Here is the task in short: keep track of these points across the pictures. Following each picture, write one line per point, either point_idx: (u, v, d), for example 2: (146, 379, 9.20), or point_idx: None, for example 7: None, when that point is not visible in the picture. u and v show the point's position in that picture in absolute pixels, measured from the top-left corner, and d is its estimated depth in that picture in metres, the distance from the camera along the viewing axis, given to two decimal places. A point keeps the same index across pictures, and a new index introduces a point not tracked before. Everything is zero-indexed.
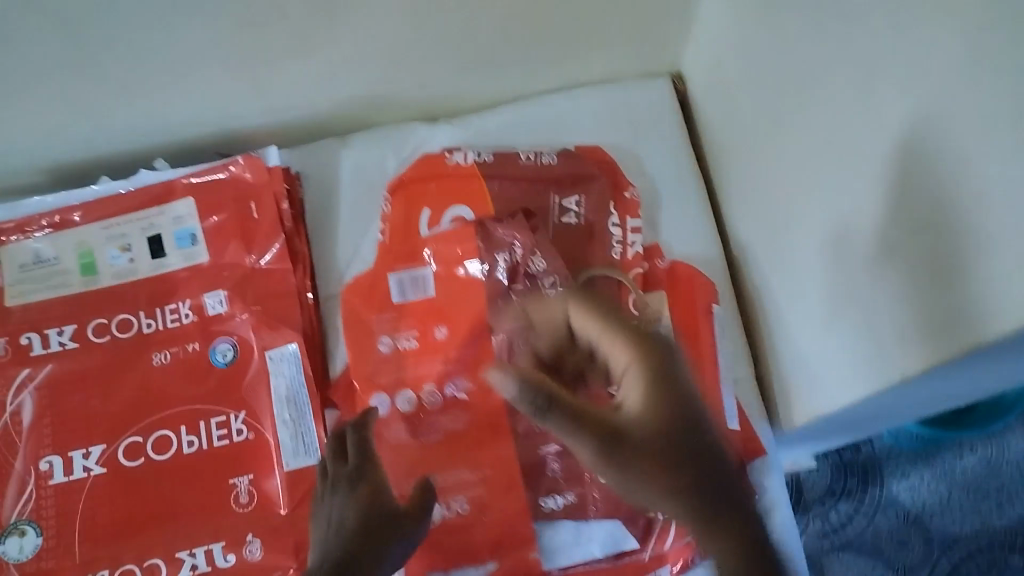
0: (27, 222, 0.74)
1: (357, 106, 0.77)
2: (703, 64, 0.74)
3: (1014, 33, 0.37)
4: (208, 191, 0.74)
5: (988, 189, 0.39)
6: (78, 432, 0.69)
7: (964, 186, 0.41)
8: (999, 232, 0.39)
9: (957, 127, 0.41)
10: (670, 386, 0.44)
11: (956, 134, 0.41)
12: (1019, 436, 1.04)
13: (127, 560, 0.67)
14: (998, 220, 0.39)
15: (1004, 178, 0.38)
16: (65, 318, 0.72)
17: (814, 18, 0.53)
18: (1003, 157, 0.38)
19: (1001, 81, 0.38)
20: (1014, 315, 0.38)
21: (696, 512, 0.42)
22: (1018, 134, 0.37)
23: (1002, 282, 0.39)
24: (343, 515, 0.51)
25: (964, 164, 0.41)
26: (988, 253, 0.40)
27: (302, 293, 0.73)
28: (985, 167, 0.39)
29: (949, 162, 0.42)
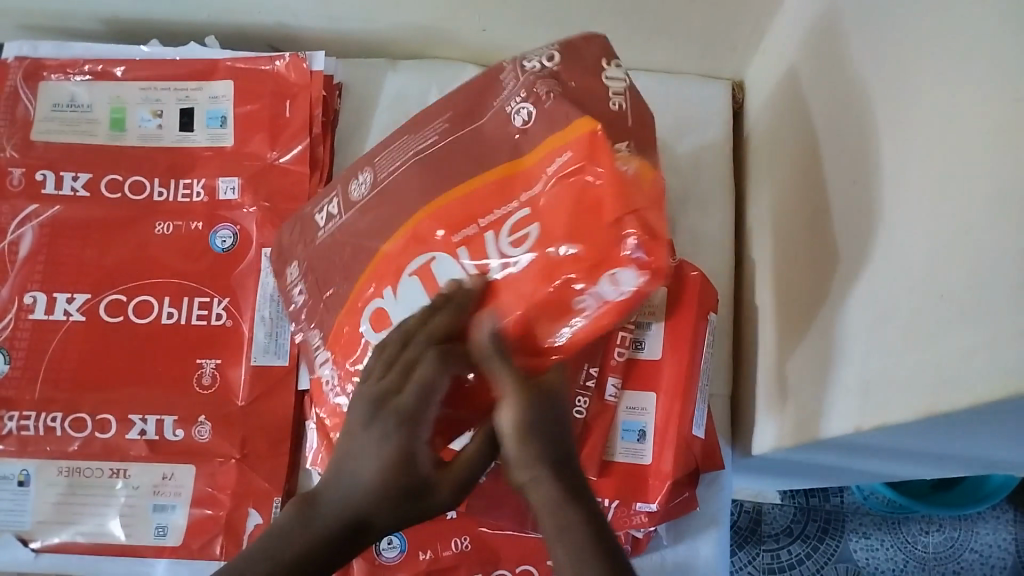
0: (70, 63, 0.75)
1: (413, 33, 0.76)
2: (764, 78, 0.72)
3: (1011, 117, 0.35)
4: (248, 80, 0.75)
5: (954, 269, 0.38)
6: (67, 278, 0.71)
7: (939, 256, 0.39)
8: (954, 308, 0.37)
9: (947, 196, 0.39)
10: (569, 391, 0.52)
11: (944, 203, 0.40)
12: (993, 527, 1.02)
13: (80, 408, 0.69)
14: (956, 302, 0.37)
15: (968, 262, 0.36)
16: (82, 166, 0.73)
17: (871, 59, 0.51)
18: (971, 241, 0.36)
19: (990, 161, 0.36)
20: (941, 401, 0.37)
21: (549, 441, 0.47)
22: (988, 222, 0.35)
23: (944, 363, 0.37)
24: (367, 463, 0.50)
25: (942, 238, 0.39)
26: (941, 330, 0.38)
27: (312, 201, 0.74)
28: (959, 242, 0.37)
29: (932, 234, 0.40)
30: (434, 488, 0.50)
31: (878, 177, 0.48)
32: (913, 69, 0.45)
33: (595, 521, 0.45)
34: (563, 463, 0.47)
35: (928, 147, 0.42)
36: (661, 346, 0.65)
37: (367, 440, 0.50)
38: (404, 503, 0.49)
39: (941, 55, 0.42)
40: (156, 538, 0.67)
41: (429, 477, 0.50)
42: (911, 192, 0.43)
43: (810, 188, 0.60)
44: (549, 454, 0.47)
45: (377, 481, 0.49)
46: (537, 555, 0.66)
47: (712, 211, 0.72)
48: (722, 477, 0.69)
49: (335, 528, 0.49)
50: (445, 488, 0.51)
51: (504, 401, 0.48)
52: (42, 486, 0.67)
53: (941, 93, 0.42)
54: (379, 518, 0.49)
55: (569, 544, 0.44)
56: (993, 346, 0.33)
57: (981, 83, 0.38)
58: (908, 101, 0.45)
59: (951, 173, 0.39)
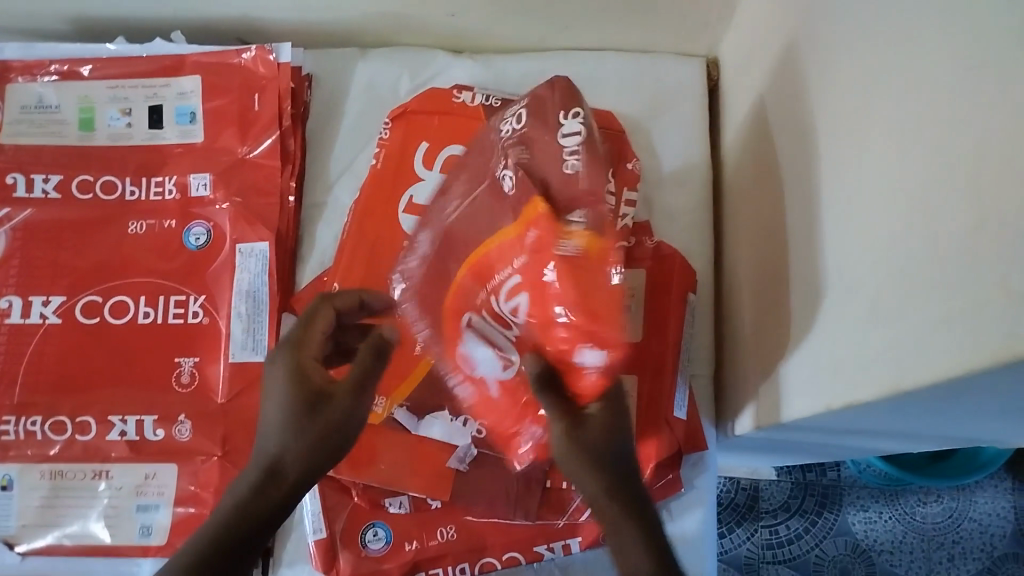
0: (36, 64, 0.74)
1: (381, 21, 0.75)
2: (737, 54, 0.71)
3: (970, 94, 0.34)
4: (215, 74, 0.74)
5: (919, 247, 0.37)
6: (41, 281, 0.71)
7: (899, 233, 0.39)
8: (915, 286, 0.38)
9: (909, 173, 0.39)
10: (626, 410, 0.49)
11: (900, 180, 0.40)
12: (991, 496, 1.02)
13: (60, 411, 0.68)
14: (923, 281, 0.37)
15: (932, 239, 0.36)
16: (53, 168, 0.73)
17: (835, 34, 0.51)
18: (935, 218, 0.36)
19: (951, 137, 0.35)
20: (912, 376, 0.37)
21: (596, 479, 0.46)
22: (950, 199, 0.35)
23: (914, 341, 0.37)
24: (273, 390, 0.47)
25: (907, 214, 0.39)
26: (910, 308, 0.38)
27: (285, 194, 0.73)
28: (920, 220, 0.37)
29: (897, 211, 0.40)
30: (327, 399, 0.46)
31: (842, 157, 0.48)
32: (873, 43, 0.45)
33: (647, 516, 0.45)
34: (622, 474, 0.46)
35: (886, 123, 0.42)
36: (640, 327, 0.66)
37: (271, 374, 0.48)
38: (304, 417, 0.45)
39: (898, 29, 0.42)
40: (141, 538, 0.67)
41: (318, 390, 0.47)
42: (872, 170, 0.43)
43: (780, 167, 0.60)
44: (602, 467, 0.46)
45: (286, 403, 0.46)
46: (524, 540, 0.65)
47: (688, 191, 0.72)
48: (707, 457, 0.68)
49: (256, 478, 0.44)
50: (341, 393, 0.47)
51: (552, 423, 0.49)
52: (25, 490, 0.67)
53: (898, 67, 0.41)
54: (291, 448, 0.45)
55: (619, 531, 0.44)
56: (964, 322, 0.33)
57: (934, 56, 0.37)
58: (868, 76, 0.45)
59: (908, 149, 0.39)
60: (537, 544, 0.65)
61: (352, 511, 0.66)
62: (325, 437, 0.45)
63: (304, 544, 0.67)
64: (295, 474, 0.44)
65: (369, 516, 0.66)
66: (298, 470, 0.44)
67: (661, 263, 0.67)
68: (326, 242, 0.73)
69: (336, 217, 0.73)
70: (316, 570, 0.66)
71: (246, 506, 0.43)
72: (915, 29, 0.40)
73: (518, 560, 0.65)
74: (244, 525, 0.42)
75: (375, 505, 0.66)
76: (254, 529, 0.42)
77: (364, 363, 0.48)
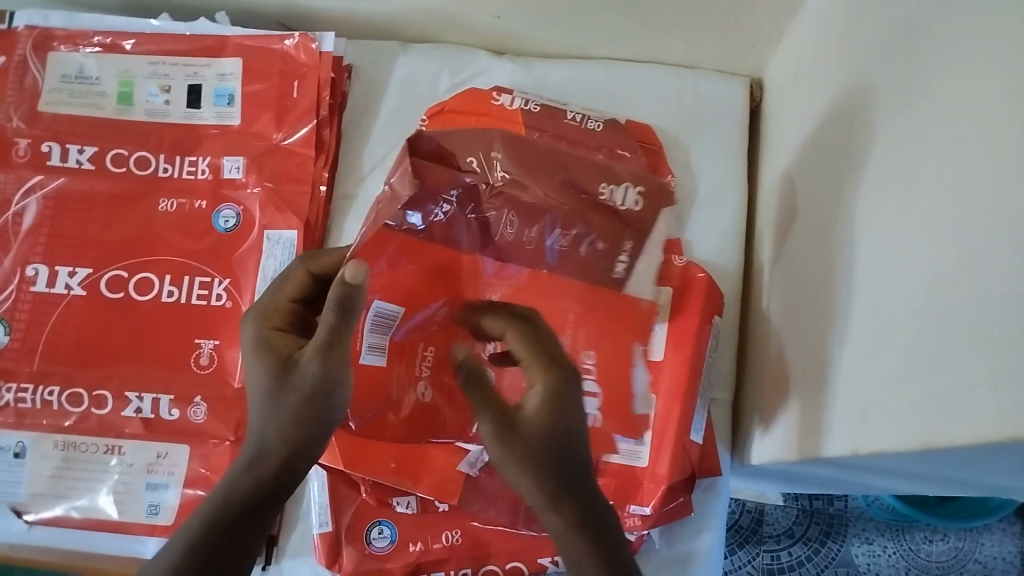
0: (80, 35, 0.74)
1: (426, 17, 0.74)
2: (783, 79, 0.70)
3: None
4: (257, 58, 0.74)
5: (967, 306, 0.37)
6: (70, 251, 0.71)
7: (947, 286, 0.39)
8: (955, 343, 0.37)
9: (963, 228, 0.38)
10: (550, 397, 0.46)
11: (954, 232, 0.39)
12: (998, 539, 1.00)
13: (78, 383, 0.69)
14: (965, 340, 0.36)
15: (984, 301, 0.35)
16: (88, 139, 0.73)
17: (892, 76, 0.50)
18: (986, 280, 0.35)
19: (1012, 198, 0.34)
20: (946, 433, 0.37)
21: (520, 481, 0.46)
22: (1005, 262, 0.34)
23: (952, 399, 0.36)
24: (254, 367, 0.48)
25: (955, 269, 0.38)
26: (948, 365, 0.37)
27: (317, 183, 0.73)
28: (971, 278, 0.37)
29: (944, 263, 0.39)
30: (296, 366, 0.45)
31: (890, 202, 0.47)
32: (935, 90, 0.44)
33: (599, 526, 0.46)
34: (573, 497, 0.46)
35: (943, 173, 0.41)
36: (663, 346, 0.65)
37: (245, 351, 0.49)
38: (276, 391, 0.45)
39: (965, 81, 0.41)
40: (148, 516, 0.67)
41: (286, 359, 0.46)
42: (922, 219, 0.43)
43: (819, 200, 0.59)
44: (550, 489, 0.45)
45: (258, 380, 0.47)
46: (528, 551, 0.65)
47: (722, 212, 0.71)
48: (720, 482, 0.68)
49: (245, 459, 0.47)
50: (309, 355, 0.44)
51: (492, 447, 0.46)
52: (38, 459, 0.68)
53: (961, 120, 0.41)
54: (263, 426, 0.46)
55: (567, 545, 0.46)
56: (1010, 389, 0.33)
57: (1002, 115, 0.37)
58: (925, 122, 0.44)
59: (964, 203, 0.39)
60: (542, 555, 0.65)
61: (359, 507, 0.66)
62: (299, 407, 0.45)
63: (309, 535, 0.67)
64: (277, 448, 0.46)
65: (375, 513, 0.66)
66: (279, 448, 0.46)
67: (687, 282, 0.66)
68: (354, 235, 0.72)
69: (365, 210, 0.73)
70: (319, 563, 0.66)
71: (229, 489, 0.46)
72: (984, 82, 0.39)
73: (521, 570, 0.65)
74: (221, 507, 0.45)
75: (381, 503, 0.66)
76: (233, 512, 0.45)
77: (328, 324, 0.42)
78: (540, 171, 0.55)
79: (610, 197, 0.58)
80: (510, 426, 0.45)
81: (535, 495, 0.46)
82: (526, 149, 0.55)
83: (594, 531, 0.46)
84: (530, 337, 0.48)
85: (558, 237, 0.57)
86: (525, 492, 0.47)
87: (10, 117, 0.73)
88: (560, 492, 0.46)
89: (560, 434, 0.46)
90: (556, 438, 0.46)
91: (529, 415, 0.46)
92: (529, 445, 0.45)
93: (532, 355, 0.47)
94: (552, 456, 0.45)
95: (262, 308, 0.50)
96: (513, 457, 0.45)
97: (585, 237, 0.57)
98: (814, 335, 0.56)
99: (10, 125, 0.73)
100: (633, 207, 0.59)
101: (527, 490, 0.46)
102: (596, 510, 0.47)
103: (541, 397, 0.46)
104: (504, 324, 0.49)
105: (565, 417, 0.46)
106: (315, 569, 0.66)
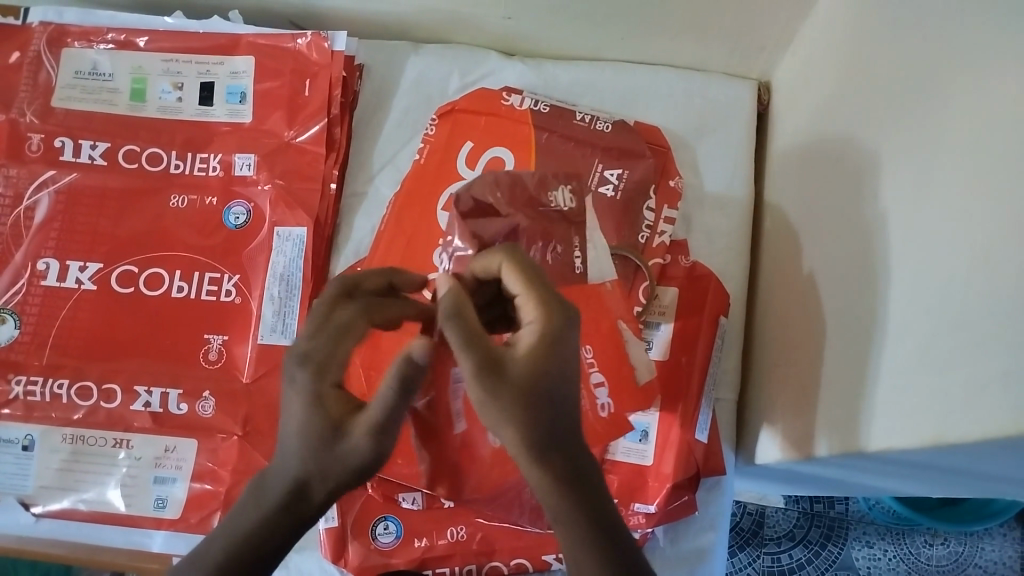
0: (94, 32, 0.75)
1: (436, 18, 0.75)
2: (792, 81, 0.70)
3: None
4: (269, 57, 0.74)
5: (979, 304, 0.37)
6: (81, 246, 0.72)
7: (956, 286, 0.40)
8: (967, 340, 0.37)
9: (975, 228, 0.39)
10: (548, 344, 0.41)
11: (966, 230, 0.40)
12: (999, 544, 1.00)
13: (87, 376, 0.69)
14: (978, 338, 0.37)
15: (997, 299, 0.36)
16: (100, 134, 0.73)
17: (902, 79, 0.50)
18: (1000, 278, 0.36)
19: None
20: (962, 428, 0.37)
21: (504, 431, 0.41)
22: (1018, 260, 0.35)
23: (965, 395, 0.37)
24: (292, 413, 0.44)
25: (968, 268, 0.39)
26: (960, 363, 0.38)
27: (327, 181, 0.73)
28: (984, 277, 0.37)
29: (957, 263, 0.40)
30: (351, 434, 0.43)
31: (901, 204, 0.47)
32: (946, 91, 0.44)
33: (590, 487, 0.43)
34: (562, 449, 0.42)
35: (954, 175, 0.42)
36: (668, 346, 0.66)
37: (291, 397, 0.44)
38: (325, 446, 0.43)
39: (975, 83, 0.41)
40: (156, 509, 0.68)
41: (344, 429, 0.43)
42: (934, 220, 0.43)
43: (828, 202, 0.60)
44: (540, 437, 0.41)
45: (305, 432, 0.43)
46: (532, 548, 0.65)
47: (729, 212, 0.71)
48: (725, 481, 0.68)
49: (278, 501, 0.43)
50: (365, 420, 0.43)
51: (467, 387, 0.41)
52: (46, 452, 0.68)
53: (972, 121, 0.41)
54: (307, 478, 0.43)
55: (552, 503, 0.42)
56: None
57: (1014, 116, 0.37)
58: (936, 124, 0.45)
59: (974, 205, 0.39)
60: (546, 553, 0.65)
61: (365, 502, 0.66)
62: (352, 469, 0.43)
63: (314, 531, 0.67)
64: (321, 495, 0.43)
65: (381, 509, 0.66)
66: (323, 493, 0.43)
67: (694, 283, 0.67)
68: (363, 232, 0.73)
69: (375, 208, 0.73)
70: (325, 558, 0.66)
71: (262, 531, 0.43)
72: (994, 85, 0.40)
73: (525, 567, 0.66)
74: (250, 554, 0.42)
75: (387, 499, 0.66)
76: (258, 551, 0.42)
77: (390, 393, 0.42)
78: (512, 201, 0.52)
79: (556, 201, 0.55)
80: (497, 367, 0.40)
81: (517, 448, 0.42)
82: (494, 188, 0.52)
83: (580, 493, 0.43)
84: (527, 272, 0.44)
85: (531, 254, 0.52)
86: (507, 444, 0.42)
87: (23, 113, 0.73)
88: (550, 444, 0.42)
89: (552, 379, 0.41)
90: (549, 388, 0.41)
91: (523, 361, 0.41)
92: (515, 388, 0.40)
93: (530, 292, 0.43)
94: (544, 402, 0.41)
95: (315, 355, 0.44)
96: (501, 399, 0.40)
97: (550, 246, 0.53)
98: (825, 335, 0.56)
99: (23, 120, 0.73)
100: (575, 205, 0.56)
101: (510, 440, 0.41)
102: (582, 470, 0.43)
103: (537, 335, 0.42)
104: (499, 259, 0.44)
105: (560, 367, 0.42)
106: (320, 564, 0.67)
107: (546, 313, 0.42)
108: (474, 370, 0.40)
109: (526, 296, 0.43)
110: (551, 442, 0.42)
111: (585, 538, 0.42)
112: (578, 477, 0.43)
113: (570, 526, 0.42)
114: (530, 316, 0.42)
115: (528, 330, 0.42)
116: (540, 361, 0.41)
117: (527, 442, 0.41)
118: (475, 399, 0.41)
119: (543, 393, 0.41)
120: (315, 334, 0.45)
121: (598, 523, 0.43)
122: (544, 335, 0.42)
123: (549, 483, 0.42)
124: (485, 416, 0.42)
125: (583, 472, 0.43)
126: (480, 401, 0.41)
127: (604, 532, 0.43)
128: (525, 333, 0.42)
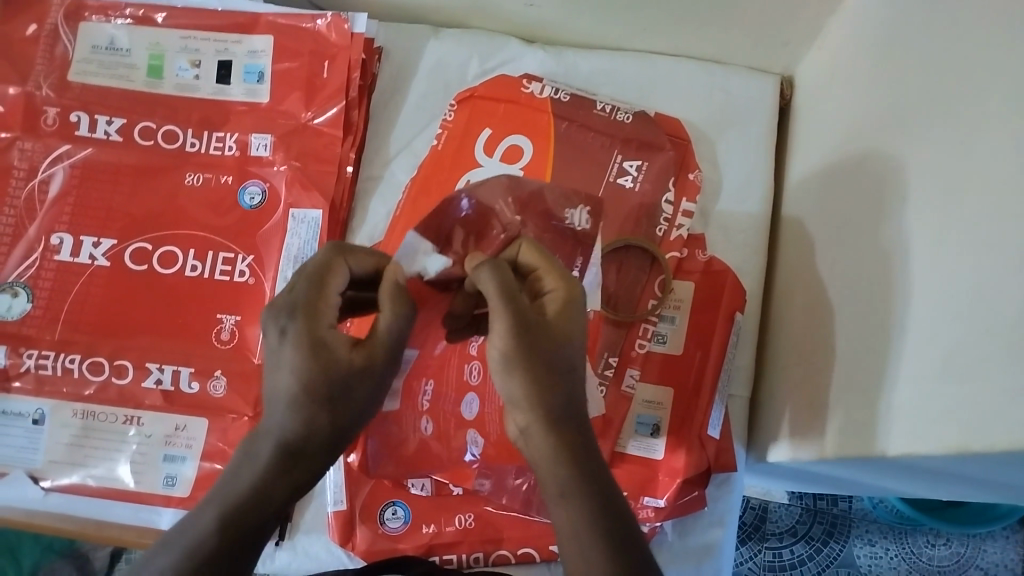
0: (111, 6, 0.74)
1: (457, 1, 0.74)
2: (815, 78, 0.69)
3: None
4: (289, 37, 0.74)
5: (1007, 313, 0.37)
6: (94, 222, 0.71)
7: (982, 296, 0.39)
8: (995, 348, 0.37)
9: (1003, 235, 0.38)
10: (571, 309, 0.42)
11: (995, 237, 0.39)
12: (1001, 546, 1.00)
13: (98, 353, 0.69)
14: (1004, 347, 0.36)
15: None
16: (116, 110, 0.73)
17: (928, 81, 0.49)
18: None
19: None
20: (988, 438, 0.37)
21: (528, 383, 0.40)
22: None
23: (992, 405, 0.37)
24: (285, 367, 0.40)
25: (996, 275, 0.38)
26: (986, 371, 0.38)
27: (343, 164, 0.73)
28: (1013, 287, 0.37)
29: (984, 271, 0.40)
30: (354, 371, 0.40)
31: (928, 207, 0.47)
32: (977, 92, 0.43)
33: (598, 467, 0.41)
34: (574, 424, 0.41)
35: (984, 180, 0.41)
36: (682, 341, 0.66)
37: (280, 352, 0.40)
38: (327, 393, 0.40)
39: (1006, 87, 0.41)
40: (165, 487, 0.68)
41: (346, 374, 0.40)
42: (959, 226, 0.43)
43: (849, 201, 0.59)
44: (557, 400, 0.40)
45: (305, 380, 0.39)
46: (540, 538, 0.65)
47: (747, 208, 0.71)
48: (734, 478, 0.68)
49: (274, 464, 0.40)
50: (365, 355, 0.41)
51: (495, 341, 0.40)
52: (56, 427, 0.68)
53: (1005, 124, 0.40)
54: (308, 432, 0.40)
55: (556, 473, 0.40)
56: None
57: None
58: (964, 126, 0.44)
59: (1003, 211, 0.39)
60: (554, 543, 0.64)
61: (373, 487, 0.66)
62: (348, 416, 0.41)
63: (322, 513, 0.67)
64: (320, 451, 0.41)
65: (389, 494, 0.66)
66: (321, 445, 0.41)
67: (711, 278, 0.67)
68: (378, 215, 0.72)
69: (390, 192, 0.73)
70: (332, 541, 0.67)
71: (263, 492, 0.40)
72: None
73: (532, 556, 0.65)
74: (250, 514, 0.39)
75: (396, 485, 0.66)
76: (253, 523, 0.39)
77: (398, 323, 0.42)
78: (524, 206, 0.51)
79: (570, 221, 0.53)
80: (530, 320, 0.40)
81: (532, 409, 0.40)
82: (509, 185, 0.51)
83: (591, 468, 0.40)
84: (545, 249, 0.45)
85: None
86: (526, 401, 0.40)
87: (40, 86, 0.73)
88: (563, 412, 0.41)
89: (573, 345, 0.41)
90: (568, 349, 0.41)
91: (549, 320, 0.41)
92: (546, 339, 0.40)
93: (550, 264, 0.44)
94: (564, 367, 0.41)
95: (300, 306, 0.41)
96: (530, 355, 0.40)
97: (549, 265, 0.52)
98: (842, 333, 0.56)
99: (39, 93, 0.73)
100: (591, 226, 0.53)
101: (530, 395, 0.40)
102: (590, 448, 0.41)
103: (559, 302, 0.42)
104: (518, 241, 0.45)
105: (579, 334, 0.42)
106: (328, 547, 0.67)
107: (565, 282, 0.43)
108: (510, 325, 0.40)
109: (544, 269, 0.44)
110: (566, 407, 0.41)
111: (592, 517, 0.39)
112: (588, 451, 0.41)
113: (577, 501, 0.39)
114: (550, 287, 0.43)
115: (548, 299, 0.43)
116: (566, 323, 0.41)
117: (548, 399, 0.40)
118: (498, 352, 0.40)
119: (564, 354, 0.41)
120: (295, 288, 0.41)
121: (603, 506, 0.40)
122: (569, 300, 0.42)
123: (560, 450, 0.40)
124: (507, 370, 0.40)
125: (592, 449, 0.41)
126: (507, 351, 0.40)
127: (610, 516, 0.40)
128: (545, 300, 0.43)
